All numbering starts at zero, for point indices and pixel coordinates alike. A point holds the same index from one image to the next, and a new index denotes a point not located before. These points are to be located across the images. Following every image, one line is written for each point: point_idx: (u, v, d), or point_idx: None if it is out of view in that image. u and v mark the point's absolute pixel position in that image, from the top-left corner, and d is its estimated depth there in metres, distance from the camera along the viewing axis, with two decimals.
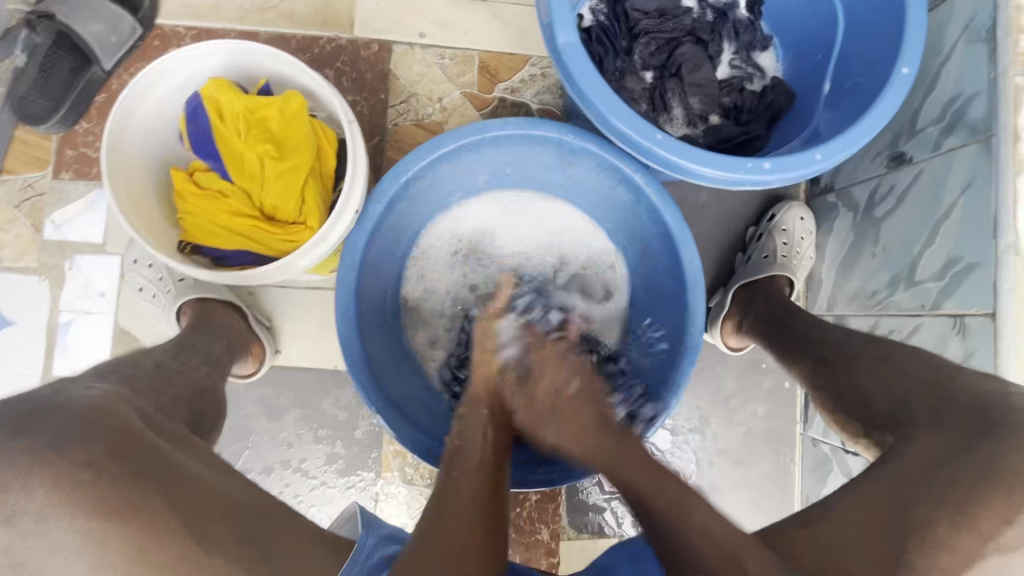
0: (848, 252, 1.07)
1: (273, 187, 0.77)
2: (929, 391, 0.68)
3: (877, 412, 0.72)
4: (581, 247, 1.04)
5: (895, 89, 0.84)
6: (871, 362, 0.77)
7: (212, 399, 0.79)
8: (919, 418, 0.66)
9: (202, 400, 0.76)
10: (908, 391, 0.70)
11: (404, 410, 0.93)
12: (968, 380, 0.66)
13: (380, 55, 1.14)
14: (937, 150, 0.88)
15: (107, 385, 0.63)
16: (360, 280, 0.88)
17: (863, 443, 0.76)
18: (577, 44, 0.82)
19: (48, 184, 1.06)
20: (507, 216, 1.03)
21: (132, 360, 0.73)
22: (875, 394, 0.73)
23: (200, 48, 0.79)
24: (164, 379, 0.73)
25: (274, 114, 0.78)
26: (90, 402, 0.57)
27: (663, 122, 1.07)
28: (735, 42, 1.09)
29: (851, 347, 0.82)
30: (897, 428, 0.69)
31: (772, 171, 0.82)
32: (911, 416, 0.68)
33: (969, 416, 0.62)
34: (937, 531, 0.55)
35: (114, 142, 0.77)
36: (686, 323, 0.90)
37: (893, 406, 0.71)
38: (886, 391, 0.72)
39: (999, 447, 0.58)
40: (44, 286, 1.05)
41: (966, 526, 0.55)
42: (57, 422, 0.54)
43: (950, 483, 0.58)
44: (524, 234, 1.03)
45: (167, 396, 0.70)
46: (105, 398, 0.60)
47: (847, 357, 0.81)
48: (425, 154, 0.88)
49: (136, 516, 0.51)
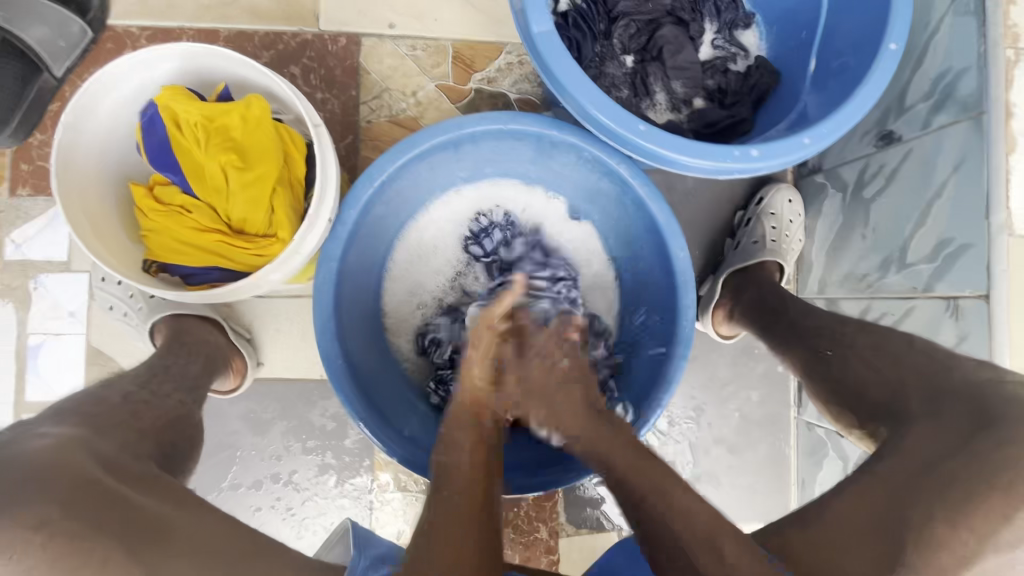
0: (838, 234, 1.05)
1: (240, 200, 0.73)
2: (924, 383, 0.68)
3: (875, 403, 0.72)
4: (564, 226, 1.01)
5: (882, 66, 0.81)
6: (865, 350, 0.77)
7: (188, 428, 0.76)
8: (918, 411, 0.66)
9: (174, 431, 0.73)
10: (903, 381, 0.70)
11: (391, 420, 0.90)
12: (967, 372, 0.66)
13: (348, 49, 1.09)
14: (927, 127, 0.86)
15: (64, 430, 0.60)
16: (338, 290, 0.85)
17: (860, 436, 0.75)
18: (553, 32, 0.78)
19: (4, 202, 1.01)
20: (485, 195, 1.00)
21: (96, 399, 0.69)
22: (871, 384, 0.73)
23: (151, 53, 0.73)
24: (132, 413, 0.69)
25: (236, 121, 0.74)
26: (53, 451, 0.55)
27: (646, 110, 1.04)
28: (717, 21, 1.05)
29: (844, 335, 0.82)
30: (892, 419, 0.68)
31: (760, 158, 0.79)
32: (907, 408, 0.67)
33: (969, 407, 0.62)
34: (947, 536, 0.55)
35: (65, 158, 0.72)
36: (677, 317, 0.88)
37: (889, 398, 0.70)
38: (881, 381, 0.72)
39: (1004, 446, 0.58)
40: (10, 309, 1.01)
41: (977, 532, 0.55)
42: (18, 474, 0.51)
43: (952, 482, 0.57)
44: (505, 194, 1.00)
45: (134, 432, 0.66)
46: (62, 444, 0.57)
47: (843, 348, 0.80)
48: (399, 156, 0.84)
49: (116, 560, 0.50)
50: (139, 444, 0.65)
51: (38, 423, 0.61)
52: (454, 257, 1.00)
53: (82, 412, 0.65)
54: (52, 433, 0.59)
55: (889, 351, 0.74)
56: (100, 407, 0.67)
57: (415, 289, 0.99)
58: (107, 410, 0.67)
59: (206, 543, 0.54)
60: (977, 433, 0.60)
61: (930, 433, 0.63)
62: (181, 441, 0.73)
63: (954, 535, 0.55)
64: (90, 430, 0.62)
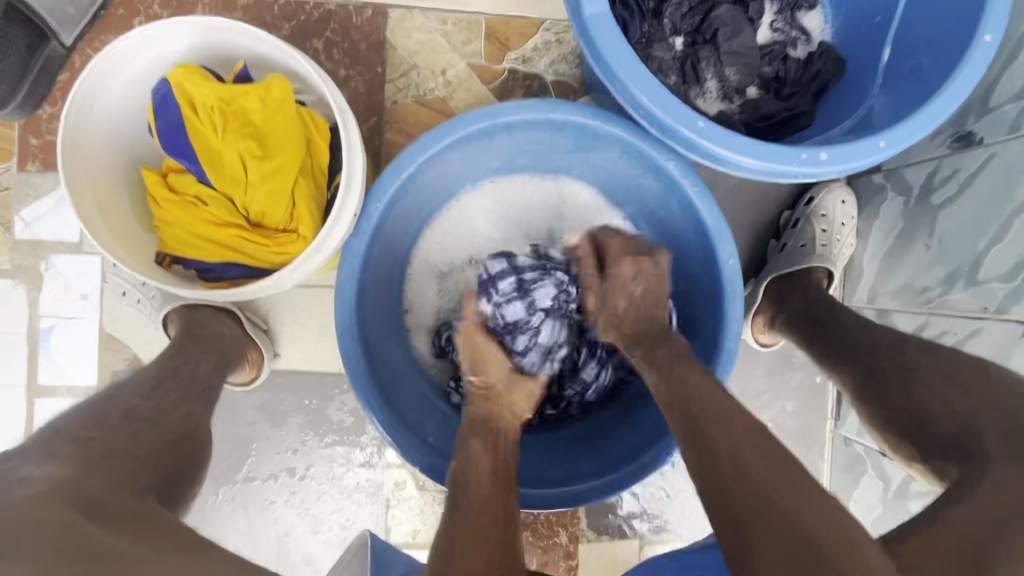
0: (896, 242, 0.97)
1: (259, 192, 0.67)
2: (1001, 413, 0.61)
3: (942, 437, 0.65)
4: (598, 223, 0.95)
5: (976, 60, 0.71)
6: (935, 377, 0.69)
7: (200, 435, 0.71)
8: (994, 447, 0.59)
9: (188, 440, 0.68)
10: (977, 413, 0.63)
11: (414, 425, 0.85)
12: None
13: (374, 22, 1.01)
14: (1015, 132, 0.78)
15: (72, 448, 0.55)
16: (362, 287, 0.80)
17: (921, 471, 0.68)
18: (606, 14, 0.70)
19: (14, 177, 0.96)
20: (511, 191, 0.93)
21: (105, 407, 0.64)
22: (938, 416, 0.66)
23: (164, 26, 0.66)
24: (139, 424, 0.63)
25: (256, 104, 0.67)
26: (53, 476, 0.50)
27: (694, 97, 0.96)
28: (778, 1, 0.96)
29: (903, 356, 0.75)
30: (967, 458, 0.61)
31: (830, 164, 0.70)
32: (983, 445, 0.60)
33: None
34: None
35: (70, 140, 0.65)
36: (721, 328, 0.82)
37: (959, 429, 0.63)
38: (951, 413, 0.65)
39: None
40: (21, 290, 0.97)
41: None
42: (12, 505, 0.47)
43: None
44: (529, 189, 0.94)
45: (145, 446, 0.61)
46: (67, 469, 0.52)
47: (901, 368, 0.73)
48: (431, 146, 0.78)
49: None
50: (151, 461, 0.60)
51: (31, 454, 0.54)
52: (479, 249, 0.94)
53: (88, 425, 0.60)
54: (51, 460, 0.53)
55: (961, 378, 0.67)
56: (108, 418, 0.62)
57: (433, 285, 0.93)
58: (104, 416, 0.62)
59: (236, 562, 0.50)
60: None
61: (1007, 471, 0.56)
62: (196, 449, 0.69)
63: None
64: (102, 446, 0.57)
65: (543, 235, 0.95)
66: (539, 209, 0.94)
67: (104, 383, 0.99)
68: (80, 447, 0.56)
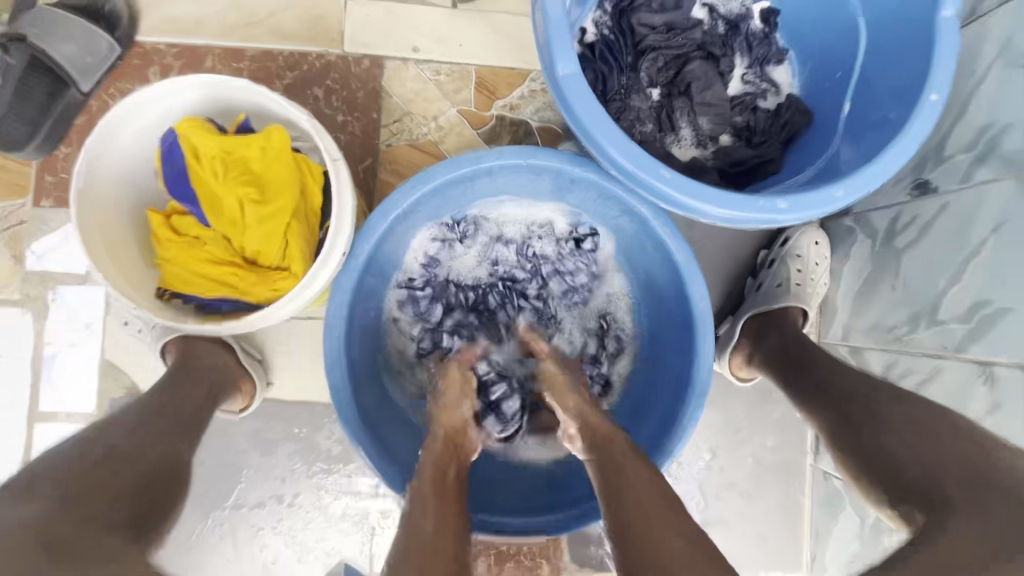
0: (865, 283, 1.01)
1: (254, 234, 0.72)
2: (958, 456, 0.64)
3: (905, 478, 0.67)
4: (574, 258, 0.98)
5: (923, 118, 0.76)
6: (898, 423, 0.72)
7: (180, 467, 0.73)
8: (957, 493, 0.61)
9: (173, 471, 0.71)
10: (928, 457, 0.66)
11: (399, 453, 0.89)
12: (994, 452, 0.63)
13: (371, 72, 1.09)
14: (967, 182, 0.82)
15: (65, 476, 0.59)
16: (349, 323, 0.84)
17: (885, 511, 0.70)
18: (577, 74, 0.76)
19: (28, 213, 1.02)
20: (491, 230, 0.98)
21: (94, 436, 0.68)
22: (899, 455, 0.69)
23: (176, 83, 0.73)
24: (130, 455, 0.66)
25: (257, 154, 0.73)
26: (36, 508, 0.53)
27: (670, 144, 1.02)
28: (747, 57, 1.03)
29: (872, 402, 0.78)
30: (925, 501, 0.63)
31: (788, 212, 0.75)
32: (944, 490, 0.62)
33: (1000, 498, 0.59)
34: None
35: (85, 186, 0.71)
36: (694, 362, 0.86)
37: (920, 473, 0.65)
38: (910, 452, 0.68)
39: None
40: (28, 318, 1.02)
41: None
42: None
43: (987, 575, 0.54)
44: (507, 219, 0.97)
45: None
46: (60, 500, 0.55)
47: (870, 415, 0.76)
48: (414, 191, 0.83)
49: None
50: None
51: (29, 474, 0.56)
52: (458, 270, 0.99)
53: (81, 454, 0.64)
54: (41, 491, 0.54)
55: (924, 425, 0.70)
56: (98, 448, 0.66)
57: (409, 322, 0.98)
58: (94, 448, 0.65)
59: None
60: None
61: (965, 519, 0.58)
62: None
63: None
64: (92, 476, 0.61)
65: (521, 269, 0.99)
66: (515, 246, 0.99)
67: (102, 409, 1.02)
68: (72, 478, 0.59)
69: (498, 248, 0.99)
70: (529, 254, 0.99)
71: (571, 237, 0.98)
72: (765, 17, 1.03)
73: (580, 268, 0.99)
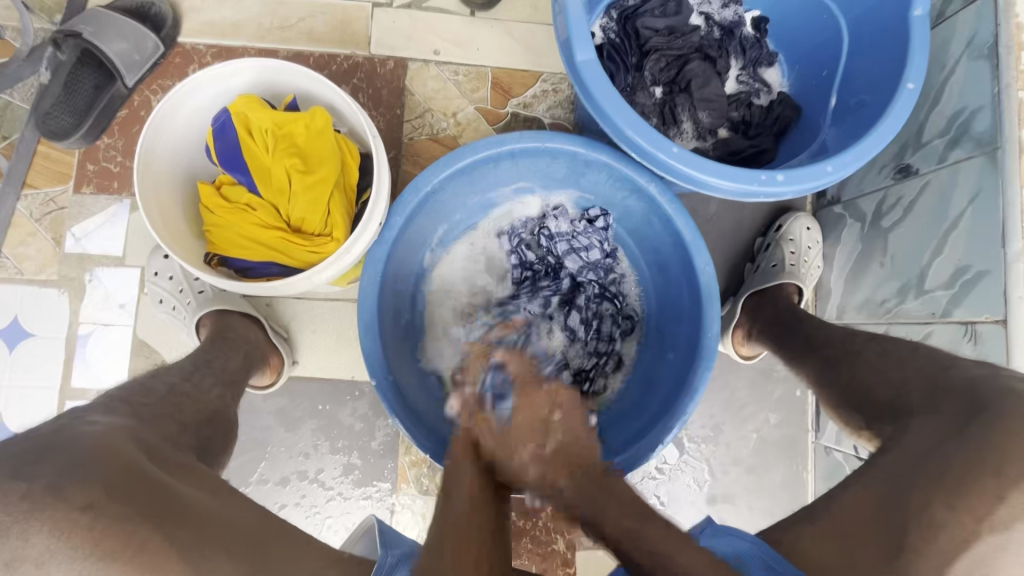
0: (856, 262, 1.09)
1: (300, 202, 0.79)
2: (928, 381, 0.72)
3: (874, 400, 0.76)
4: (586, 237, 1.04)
5: (902, 102, 0.85)
6: (873, 356, 0.82)
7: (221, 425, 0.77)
8: (917, 404, 0.71)
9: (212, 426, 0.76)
10: (906, 380, 0.75)
11: (422, 417, 0.95)
12: (963, 369, 0.70)
13: (395, 72, 1.17)
14: (943, 162, 0.91)
15: (114, 418, 0.64)
16: (381, 293, 0.90)
17: (866, 435, 0.79)
18: (594, 61, 0.84)
19: (69, 198, 1.08)
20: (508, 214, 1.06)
21: (143, 389, 0.73)
22: (876, 386, 0.78)
23: (230, 66, 0.80)
24: (178, 403, 0.73)
25: (302, 129, 0.80)
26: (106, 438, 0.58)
27: (673, 136, 1.11)
28: (742, 58, 1.13)
29: (854, 347, 0.86)
30: (894, 418, 0.73)
31: (786, 183, 0.83)
32: (909, 403, 0.72)
33: (960, 400, 0.67)
34: (934, 513, 0.59)
35: (146, 160, 0.78)
36: (702, 328, 0.92)
37: (890, 395, 0.75)
38: (885, 381, 0.77)
39: (987, 430, 0.62)
40: (64, 299, 1.07)
41: (960, 509, 0.59)
42: (58, 461, 0.54)
43: (942, 467, 0.62)
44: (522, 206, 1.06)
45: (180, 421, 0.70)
46: (113, 431, 0.60)
47: (849, 353, 0.86)
48: (440, 172, 0.90)
49: (158, 545, 0.52)
50: (180, 435, 0.69)
51: (87, 413, 0.64)
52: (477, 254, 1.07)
53: (132, 403, 0.69)
54: (103, 422, 0.62)
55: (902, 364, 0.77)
56: (149, 398, 0.71)
57: (440, 300, 1.05)
58: (155, 407, 0.70)
59: (251, 532, 0.58)
60: (967, 419, 0.65)
61: (924, 424, 0.68)
62: (217, 437, 0.76)
63: (946, 515, 0.59)
64: (142, 418, 0.66)
65: (536, 250, 1.06)
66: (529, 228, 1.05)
67: None
68: (125, 417, 0.65)
69: (514, 231, 1.05)
70: (544, 234, 1.05)
71: (583, 217, 1.05)
72: (757, 24, 1.13)
73: (593, 244, 1.04)
